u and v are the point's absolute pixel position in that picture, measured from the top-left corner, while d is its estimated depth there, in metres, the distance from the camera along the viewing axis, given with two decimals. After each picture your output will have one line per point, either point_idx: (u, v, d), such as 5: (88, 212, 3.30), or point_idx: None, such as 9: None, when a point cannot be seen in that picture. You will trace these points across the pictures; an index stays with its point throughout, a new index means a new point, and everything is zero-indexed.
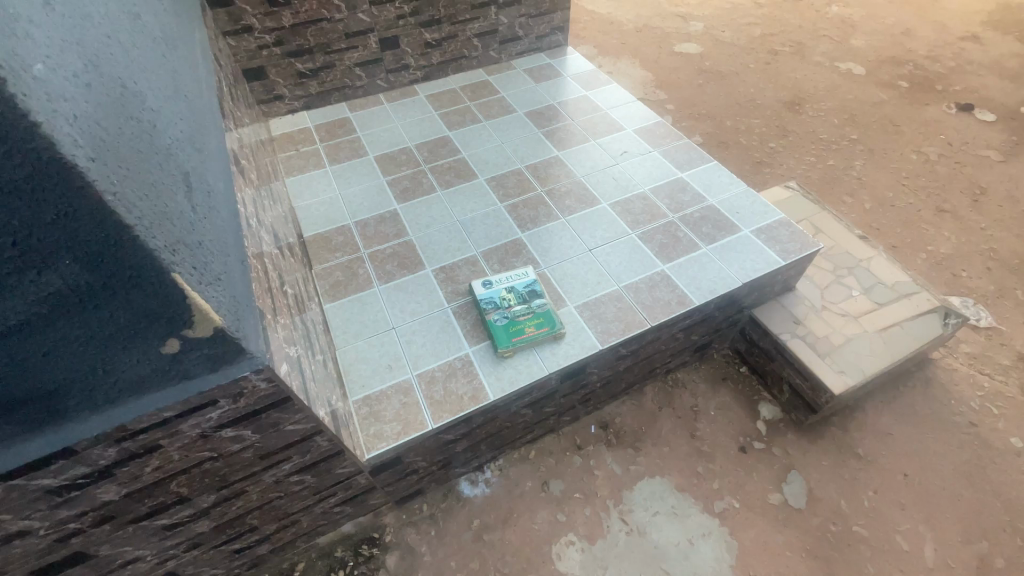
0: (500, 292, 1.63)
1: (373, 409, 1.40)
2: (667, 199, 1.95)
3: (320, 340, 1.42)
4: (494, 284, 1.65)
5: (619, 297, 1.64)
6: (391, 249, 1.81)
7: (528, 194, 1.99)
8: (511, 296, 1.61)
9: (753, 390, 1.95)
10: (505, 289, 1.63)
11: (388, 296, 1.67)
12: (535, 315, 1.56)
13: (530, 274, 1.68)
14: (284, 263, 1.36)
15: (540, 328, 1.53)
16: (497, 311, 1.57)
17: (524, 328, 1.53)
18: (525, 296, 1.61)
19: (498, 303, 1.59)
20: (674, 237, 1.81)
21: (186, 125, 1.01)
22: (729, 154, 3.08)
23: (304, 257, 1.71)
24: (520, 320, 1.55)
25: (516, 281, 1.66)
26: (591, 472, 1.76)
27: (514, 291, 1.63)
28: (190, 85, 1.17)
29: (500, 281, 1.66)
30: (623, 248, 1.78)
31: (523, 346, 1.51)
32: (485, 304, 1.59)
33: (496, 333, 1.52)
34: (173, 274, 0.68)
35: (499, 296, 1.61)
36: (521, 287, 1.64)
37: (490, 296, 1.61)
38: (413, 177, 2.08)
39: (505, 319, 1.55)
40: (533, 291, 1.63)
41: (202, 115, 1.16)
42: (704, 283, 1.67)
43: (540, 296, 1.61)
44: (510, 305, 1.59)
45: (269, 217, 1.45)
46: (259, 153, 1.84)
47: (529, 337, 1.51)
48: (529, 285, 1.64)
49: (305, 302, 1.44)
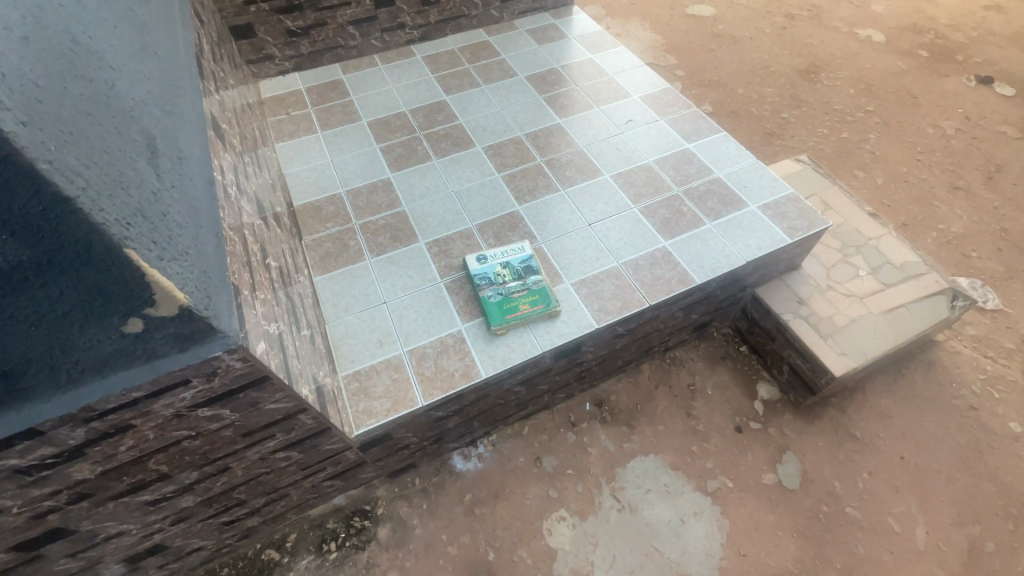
0: (494, 267, 1.58)
1: (363, 385, 1.37)
2: (671, 172, 1.86)
3: (308, 314, 1.38)
4: (489, 259, 1.60)
5: (617, 274, 1.58)
6: (383, 220, 1.75)
7: (527, 164, 1.91)
8: (506, 271, 1.57)
9: (752, 370, 1.92)
10: (500, 264, 1.58)
11: (380, 270, 1.62)
12: (530, 292, 1.52)
13: (526, 249, 1.62)
14: (268, 234, 1.31)
15: (535, 306, 1.49)
16: (492, 287, 1.53)
17: (518, 306, 1.49)
18: (520, 272, 1.57)
19: (492, 279, 1.55)
20: (677, 212, 1.74)
21: (156, 85, 0.94)
22: (738, 125, 2.96)
23: (293, 227, 1.65)
24: (514, 297, 1.51)
25: (511, 256, 1.60)
26: (584, 449, 1.75)
27: (509, 267, 1.58)
28: (162, 41, 1.10)
29: (495, 255, 1.61)
30: (624, 223, 1.72)
31: (516, 324, 1.47)
32: (479, 279, 1.55)
33: (489, 310, 1.48)
34: (127, 249, 0.64)
35: (493, 272, 1.57)
36: (517, 263, 1.59)
37: (484, 271, 1.56)
38: (408, 144, 2.00)
39: (499, 296, 1.51)
40: (529, 267, 1.58)
41: (176, 73, 1.08)
42: (706, 261, 1.61)
43: (536, 272, 1.56)
44: (505, 280, 1.54)
45: (253, 185, 1.39)
46: (245, 116, 1.76)
47: (523, 315, 1.47)
48: (525, 260, 1.59)
49: (292, 274, 1.40)
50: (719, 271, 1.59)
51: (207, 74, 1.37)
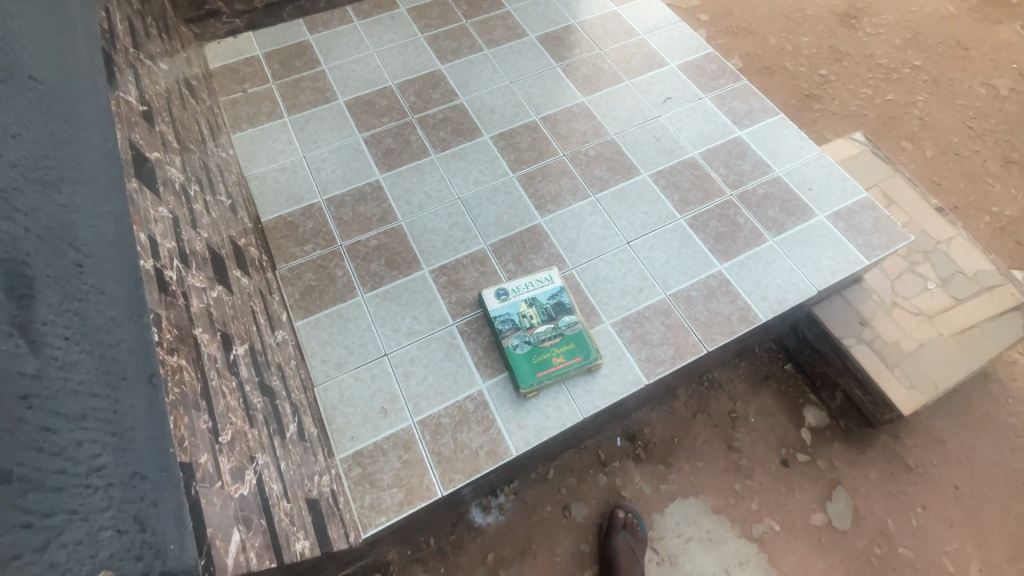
0: (518, 306, 1.28)
1: (367, 472, 1.13)
2: (723, 169, 1.55)
3: (293, 389, 1.09)
4: (511, 295, 1.30)
5: (667, 311, 1.31)
6: (375, 240, 1.42)
7: (547, 160, 1.57)
8: (533, 311, 1.28)
9: (798, 392, 1.72)
10: (525, 301, 1.29)
11: (376, 309, 1.31)
12: (565, 339, 1.24)
13: (556, 280, 1.33)
14: (233, 297, 0.99)
15: (572, 357, 1.22)
16: (517, 334, 1.25)
17: (551, 358, 1.22)
18: (550, 312, 1.28)
19: (517, 323, 1.26)
20: (733, 224, 1.45)
21: (31, 145, 0.60)
22: (770, 85, 2.59)
23: (262, 256, 1.32)
24: (546, 346, 1.23)
25: (537, 290, 1.31)
26: (618, 494, 1.56)
27: (536, 305, 1.29)
28: (44, 47, 0.72)
29: (519, 289, 1.31)
30: (669, 240, 1.42)
31: (550, 382, 1.20)
32: (500, 323, 1.26)
33: (516, 366, 1.21)
34: None
35: (518, 312, 1.28)
36: (545, 298, 1.30)
37: (506, 312, 1.28)
38: (398, 133, 1.62)
39: (527, 346, 1.23)
40: (561, 305, 1.29)
41: (69, 98, 0.72)
42: (771, 291, 1.34)
43: (569, 312, 1.28)
44: (533, 324, 1.26)
45: (207, 223, 1.05)
46: (190, 105, 1.35)
47: (558, 371, 1.21)
48: (555, 295, 1.30)
49: (269, 338, 1.09)
50: (787, 304, 1.33)
51: (125, 71, 0.98)
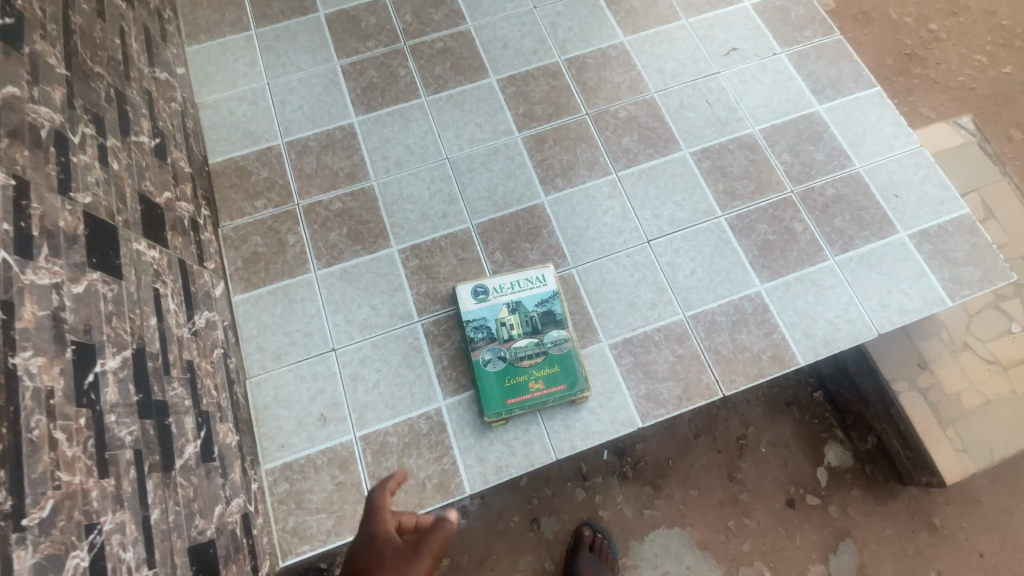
0: (498, 311, 1.04)
1: (295, 489, 0.97)
2: (787, 156, 1.21)
3: (207, 390, 0.91)
4: (491, 295, 1.05)
5: (681, 338, 1.05)
6: (338, 202, 1.15)
7: (564, 118, 1.21)
8: (514, 319, 1.04)
9: (823, 425, 1.47)
10: (507, 305, 1.05)
11: (329, 292, 1.09)
12: (548, 360, 1.01)
13: (549, 282, 1.07)
14: (120, 284, 0.78)
15: (552, 384, 1.00)
16: (491, 348, 1.02)
17: (527, 383, 1.00)
18: (535, 322, 1.04)
19: (492, 332, 1.03)
20: (788, 232, 1.13)
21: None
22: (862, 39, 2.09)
23: (196, 211, 1.09)
24: (523, 367, 1.00)
25: (524, 292, 1.06)
26: (594, 513, 1.40)
27: (519, 313, 1.04)
28: None
29: (501, 289, 1.06)
30: (702, 245, 1.12)
31: (521, 411, 0.99)
32: (472, 331, 1.03)
33: (483, 387, 0.99)
34: None
35: (496, 318, 1.04)
36: (532, 304, 1.05)
37: (482, 316, 1.04)
38: (384, 63, 1.29)
39: (501, 363, 1.01)
40: (550, 315, 1.04)
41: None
42: (818, 327, 1.06)
43: (558, 326, 1.04)
44: (511, 337, 1.03)
45: (97, 182, 0.81)
46: (117, 8, 1.06)
47: (533, 399, 0.99)
48: (545, 302, 1.05)
49: (180, 328, 0.90)
50: (835, 347, 1.05)
51: None
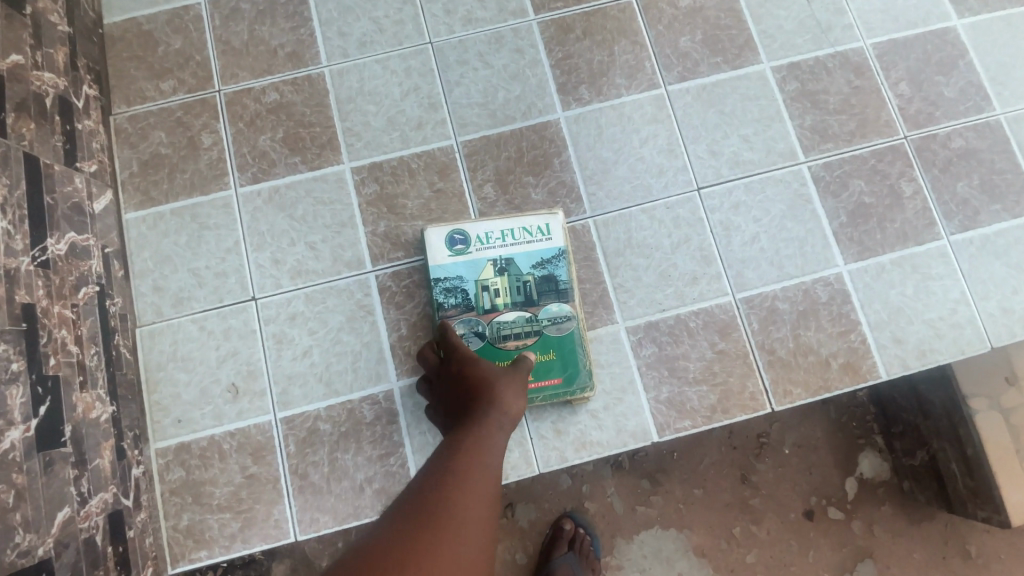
0: (479, 270, 0.76)
1: (192, 478, 0.74)
2: (905, 88, 0.86)
3: (59, 346, 0.65)
4: (472, 248, 0.77)
5: (725, 328, 0.77)
6: (274, 93, 0.83)
7: (600, 0, 0.85)
8: (500, 283, 0.76)
9: (862, 430, 1.22)
10: (492, 264, 0.76)
11: (254, 219, 0.80)
12: (541, 344, 0.74)
13: (555, 236, 0.77)
14: None
15: (544, 377, 0.74)
16: (465, 320, 0.75)
17: None
18: (529, 291, 0.76)
19: (469, 299, 0.75)
20: (891, 195, 0.82)
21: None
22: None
23: (68, 87, 0.76)
24: (506, 350, 0.74)
25: (518, 247, 0.77)
26: (579, 504, 1.20)
27: (509, 275, 0.76)
28: None
29: (487, 239, 0.77)
30: (771, 203, 0.81)
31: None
32: (441, 294, 0.75)
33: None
34: None
35: (477, 279, 0.76)
36: (526, 265, 0.77)
37: (458, 274, 0.76)
38: None
39: (476, 342, 0.74)
40: (551, 283, 0.76)
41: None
42: (913, 331, 0.78)
43: (561, 298, 0.76)
44: (494, 307, 0.75)
45: None
46: None
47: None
48: (545, 263, 0.76)
49: (14, 257, 0.62)
50: (931, 360, 0.77)
51: None
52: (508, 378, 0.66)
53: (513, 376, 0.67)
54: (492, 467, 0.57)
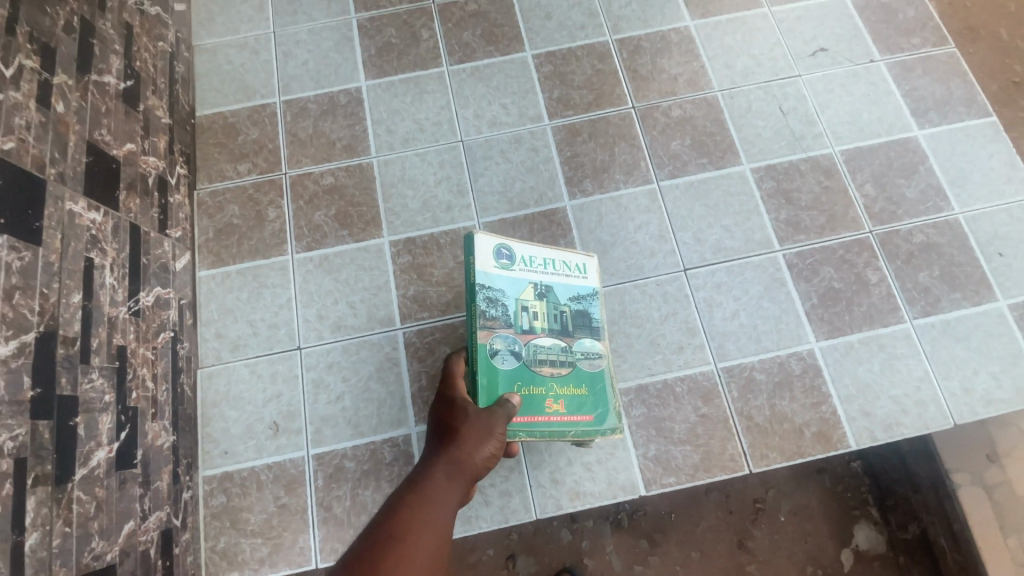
0: (522, 289, 0.79)
1: (233, 505, 0.84)
2: (870, 189, 0.99)
3: (139, 382, 0.78)
4: (515, 266, 0.80)
5: (708, 394, 0.87)
6: (330, 177, 1.00)
7: (605, 110, 1.02)
8: (539, 307, 0.80)
9: (857, 501, 1.24)
10: (535, 285, 0.80)
11: (305, 280, 0.94)
12: (575, 377, 0.80)
13: (590, 276, 0.85)
14: (24, 253, 0.64)
15: (574, 411, 0.79)
16: (504, 337, 0.77)
17: (544, 397, 0.77)
18: (564, 320, 0.82)
19: (511, 314, 0.78)
20: (858, 281, 0.93)
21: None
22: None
23: (165, 168, 0.94)
24: (541, 375, 0.78)
25: (557, 278, 0.82)
26: (579, 559, 1.24)
27: (548, 302, 0.81)
28: None
29: (531, 263, 0.81)
30: (750, 285, 0.92)
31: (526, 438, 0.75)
32: (487, 300, 0.76)
33: (482, 388, 0.74)
34: None
35: (521, 298, 0.79)
36: (562, 296, 0.82)
37: (504, 288, 0.78)
38: (406, 21, 1.09)
39: (511, 361, 0.76)
40: (583, 318, 0.83)
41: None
42: (881, 405, 0.86)
43: (595, 335, 0.83)
44: (533, 326, 0.79)
45: (22, 124, 0.68)
46: None
47: (546, 423, 0.76)
48: (580, 299, 0.83)
49: (115, 307, 0.76)
50: (897, 433, 0.85)
51: None
52: (483, 421, 0.69)
53: (490, 418, 0.70)
54: (443, 512, 0.60)
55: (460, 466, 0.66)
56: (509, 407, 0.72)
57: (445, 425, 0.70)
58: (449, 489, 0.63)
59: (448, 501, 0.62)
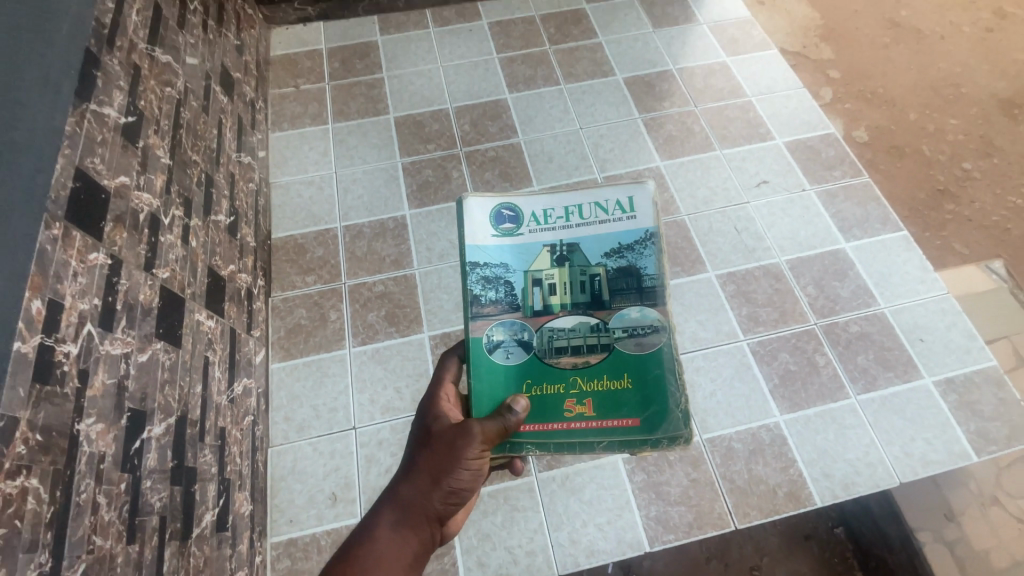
0: (534, 254, 0.80)
1: (297, 567, 0.98)
2: (812, 289, 1.25)
3: (232, 457, 0.95)
4: (523, 229, 0.81)
5: (696, 461, 1.05)
6: (381, 285, 1.24)
7: None
8: (557, 273, 0.79)
9: (843, 566, 1.35)
10: (551, 245, 0.80)
11: (360, 370, 1.15)
12: (609, 367, 0.74)
13: (625, 219, 0.81)
14: (177, 352, 0.85)
15: (605, 413, 0.73)
16: (504, 324, 0.76)
17: (564, 397, 0.74)
18: (592, 286, 0.78)
19: (518, 286, 0.78)
20: (809, 364, 1.15)
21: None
22: (897, 96, 1.76)
23: (252, 280, 1.17)
24: (561, 371, 0.74)
25: (579, 233, 0.81)
26: None
27: (570, 264, 0.79)
28: None
29: (543, 223, 0.82)
30: (722, 367, 1.14)
31: (539, 450, 0.72)
32: (490, 271, 0.79)
33: (476, 393, 0.73)
34: None
35: (531, 265, 0.79)
36: (585, 256, 0.79)
37: (507, 254, 0.80)
38: (440, 164, 1.40)
39: (515, 352, 0.75)
40: (620, 278, 0.78)
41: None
42: (838, 467, 1.05)
43: (643, 301, 0.76)
44: (550, 297, 0.77)
45: (179, 257, 0.91)
46: (219, 104, 1.22)
47: (565, 429, 0.72)
48: (615, 253, 0.79)
49: (220, 395, 0.95)
50: (854, 492, 1.03)
51: (118, 71, 0.85)
52: (449, 451, 0.68)
53: (456, 448, 0.67)
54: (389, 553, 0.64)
55: (413, 504, 0.67)
56: (473, 432, 0.67)
57: (417, 450, 0.71)
58: (404, 525, 0.66)
59: (399, 540, 0.65)
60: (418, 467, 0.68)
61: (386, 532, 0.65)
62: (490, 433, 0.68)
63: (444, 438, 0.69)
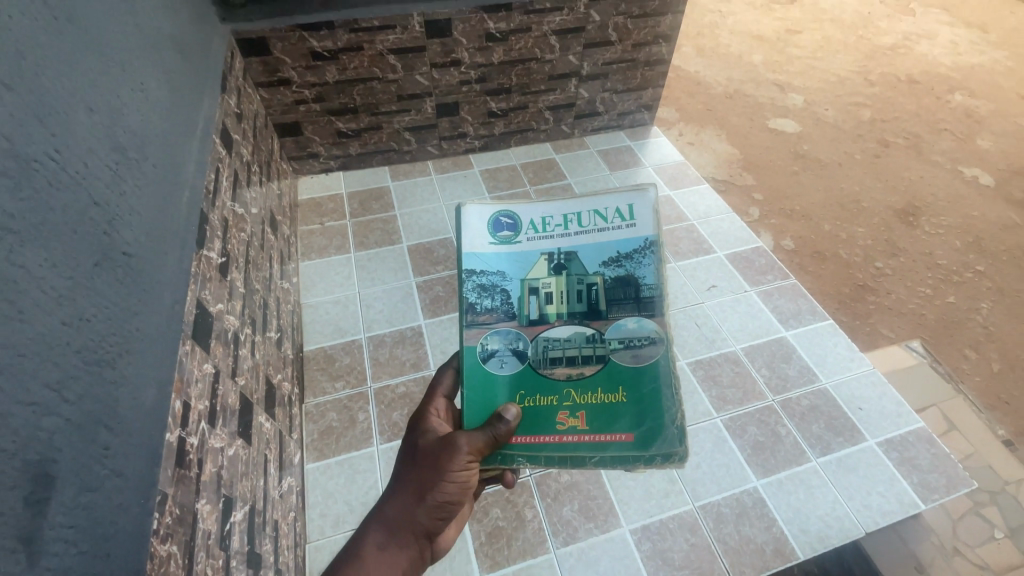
0: (531, 263, 0.88)
1: None
2: (766, 370, 1.50)
3: (283, 550, 1.05)
4: (521, 236, 0.90)
5: (692, 526, 1.20)
6: (404, 387, 1.42)
7: None
8: (554, 281, 0.87)
9: None
10: (549, 253, 0.88)
11: (388, 464, 1.28)
12: (603, 382, 0.83)
13: (623, 227, 0.88)
14: (248, 449, 0.99)
15: (595, 427, 0.81)
16: (498, 333, 0.85)
17: (557, 407, 0.82)
18: (587, 295, 0.86)
19: (514, 293, 0.87)
20: (774, 434, 1.36)
21: (46, 273, 0.60)
22: (809, 213, 2.19)
23: (292, 388, 1.33)
24: (555, 384, 0.83)
25: (576, 242, 0.88)
26: None
27: (567, 273, 0.87)
28: (152, 237, 0.84)
29: (541, 232, 0.90)
30: (703, 442, 1.34)
31: (529, 461, 0.80)
32: (488, 278, 0.88)
33: (469, 402, 0.83)
34: None
35: (528, 273, 0.88)
36: (584, 263, 0.87)
37: (504, 262, 0.88)
38: (448, 282, 1.67)
39: (509, 362, 0.84)
40: (617, 286, 0.86)
41: (140, 251, 0.79)
42: (812, 523, 1.22)
43: (638, 312, 0.85)
44: (545, 305, 0.86)
45: (248, 367, 1.09)
46: (269, 241, 1.47)
47: (557, 441, 0.81)
48: (611, 262, 0.86)
49: (273, 490, 1.07)
50: (828, 543, 1.19)
51: (217, 224, 1.10)
52: (431, 468, 0.79)
53: (437, 466, 0.79)
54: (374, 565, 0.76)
55: (398, 518, 0.79)
56: (459, 447, 0.78)
57: (406, 466, 0.83)
58: (388, 537, 0.78)
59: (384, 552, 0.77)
60: (403, 485, 0.81)
61: (375, 541, 0.78)
62: (466, 452, 0.78)
63: (427, 457, 0.81)
